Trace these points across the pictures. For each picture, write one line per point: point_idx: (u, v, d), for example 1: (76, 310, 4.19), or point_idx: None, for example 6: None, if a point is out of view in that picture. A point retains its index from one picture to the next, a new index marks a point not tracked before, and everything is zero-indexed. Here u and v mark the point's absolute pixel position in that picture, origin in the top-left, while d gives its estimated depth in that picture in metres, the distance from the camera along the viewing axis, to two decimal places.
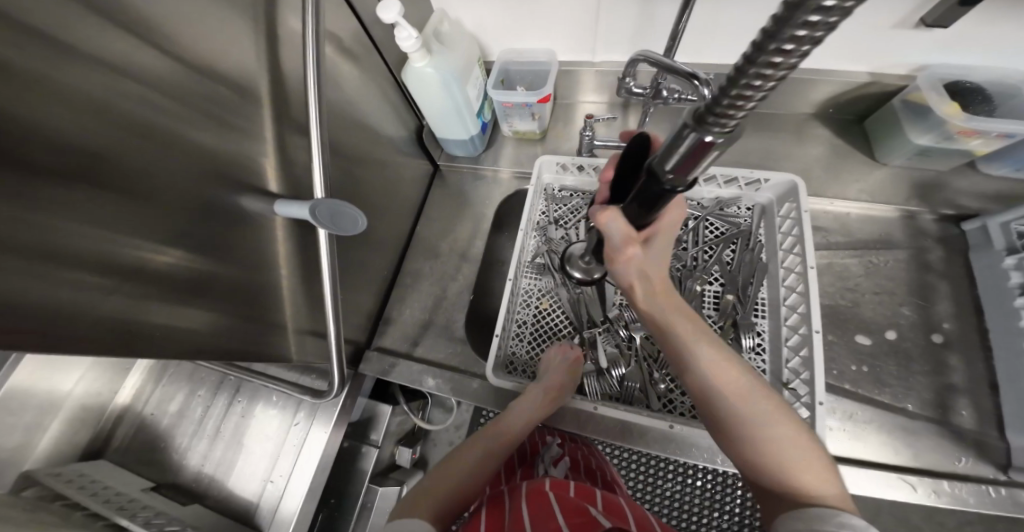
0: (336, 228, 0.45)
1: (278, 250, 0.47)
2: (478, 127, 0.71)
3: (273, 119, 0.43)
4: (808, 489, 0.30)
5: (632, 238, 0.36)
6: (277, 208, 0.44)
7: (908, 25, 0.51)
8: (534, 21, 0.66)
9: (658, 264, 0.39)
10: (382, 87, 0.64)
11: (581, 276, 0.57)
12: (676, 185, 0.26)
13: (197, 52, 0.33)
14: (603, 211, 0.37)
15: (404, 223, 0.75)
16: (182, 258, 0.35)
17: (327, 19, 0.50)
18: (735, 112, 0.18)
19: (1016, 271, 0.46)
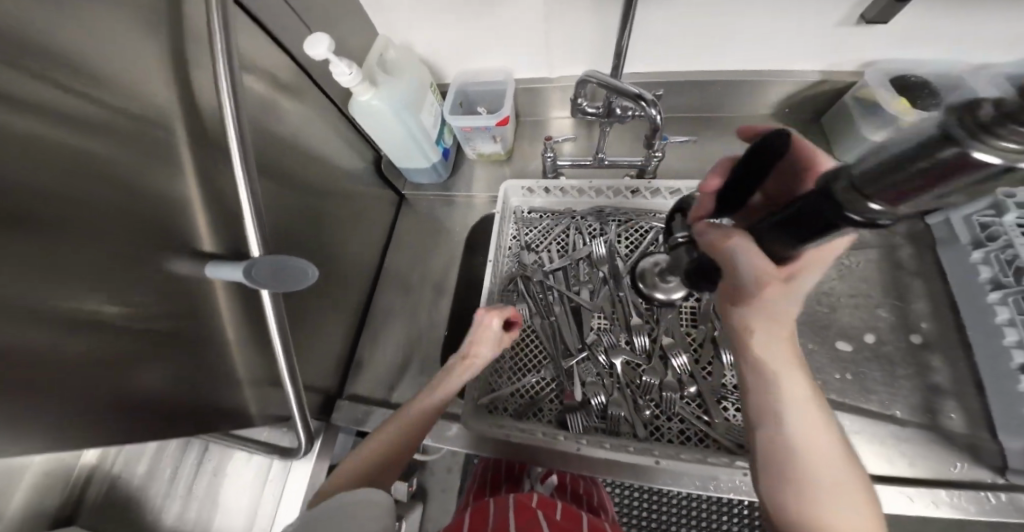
0: (280, 286, 0.42)
1: (224, 310, 0.43)
2: (439, 154, 0.68)
3: (201, 171, 0.39)
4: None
5: (770, 274, 0.28)
6: (209, 270, 0.40)
7: (851, 20, 0.51)
8: (486, 40, 0.64)
9: (790, 310, 0.29)
10: (330, 120, 0.61)
11: (661, 296, 0.55)
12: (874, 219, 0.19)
13: (126, 87, 0.31)
14: (728, 235, 0.30)
15: (372, 256, 0.71)
16: (132, 308, 0.33)
17: (255, 55, 0.46)
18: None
19: (985, 266, 0.47)
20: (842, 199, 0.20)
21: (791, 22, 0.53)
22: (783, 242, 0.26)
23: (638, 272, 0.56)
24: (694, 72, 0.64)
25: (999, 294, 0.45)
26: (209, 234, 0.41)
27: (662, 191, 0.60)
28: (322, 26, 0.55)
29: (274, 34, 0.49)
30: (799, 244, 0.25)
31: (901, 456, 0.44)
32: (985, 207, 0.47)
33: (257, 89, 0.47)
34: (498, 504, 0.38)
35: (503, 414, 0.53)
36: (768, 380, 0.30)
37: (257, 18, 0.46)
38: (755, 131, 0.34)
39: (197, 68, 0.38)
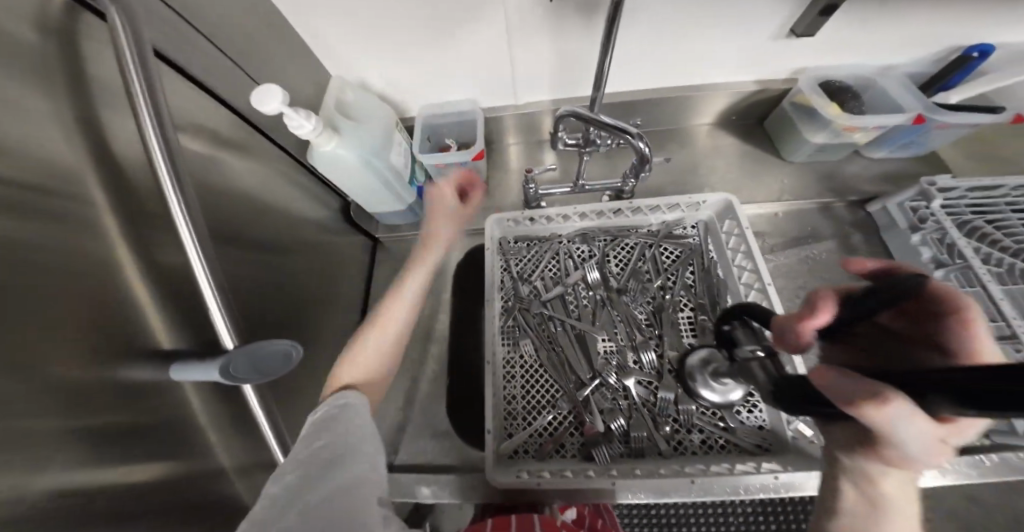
0: (265, 378, 0.35)
1: (200, 415, 0.37)
2: (414, 194, 0.64)
3: (143, 263, 0.33)
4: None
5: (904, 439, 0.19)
6: (175, 375, 0.33)
7: (782, 35, 0.56)
8: (445, 73, 0.62)
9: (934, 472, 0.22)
10: (285, 171, 0.54)
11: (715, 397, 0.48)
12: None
13: (19, 152, 0.25)
14: (843, 378, 0.21)
15: (349, 309, 0.65)
16: (66, 430, 0.26)
17: (185, 111, 0.40)
18: None
19: (925, 247, 0.54)
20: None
21: (731, 40, 0.57)
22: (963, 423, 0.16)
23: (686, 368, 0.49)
24: (653, 91, 0.67)
25: (941, 272, 0.51)
26: (163, 329, 0.34)
27: (640, 206, 0.62)
28: (263, 71, 0.50)
29: (213, 87, 0.43)
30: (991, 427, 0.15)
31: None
32: (913, 194, 0.55)
33: (201, 153, 0.41)
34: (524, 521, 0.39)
35: (527, 459, 0.50)
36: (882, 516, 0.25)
37: (188, 72, 0.40)
38: (867, 267, 0.27)
39: (118, 138, 0.32)
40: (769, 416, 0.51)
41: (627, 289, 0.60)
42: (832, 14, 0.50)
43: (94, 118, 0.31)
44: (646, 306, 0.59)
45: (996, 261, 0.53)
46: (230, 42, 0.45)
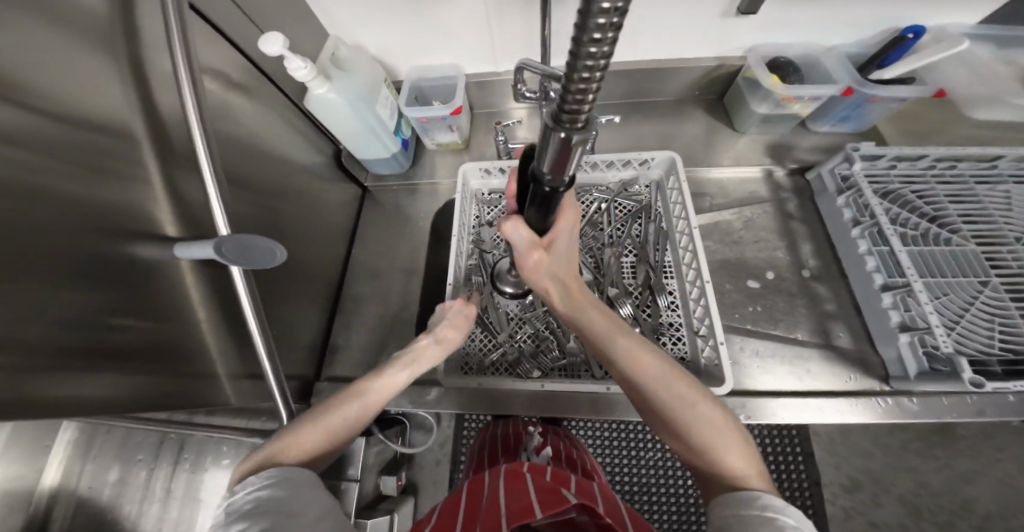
0: (246, 263, 0.43)
1: (194, 296, 0.45)
2: (398, 144, 0.72)
3: (161, 169, 0.41)
4: (727, 468, 0.33)
5: (534, 245, 0.38)
6: (178, 252, 0.41)
7: (730, 13, 0.62)
8: (432, 37, 0.70)
9: (565, 261, 0.42)
10: (285, 115, 0.62)
11: (513, 289, 0.61)
12: (554, 185, 0.27)
13: (83, 106, 0.33)
14: (505, 221, 0.38)
15: (337, 246, 0.73)
16: (97, 297, 0.35)
17: (207, 56, 0.47)
18: (583, 96, 0.19)
19: (847, 208, 0.60)
20: (536, 177, 0.28)
21: (687, 18, 0.63)
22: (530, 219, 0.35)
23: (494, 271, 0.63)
24: (619, 63, 0.73)
25: (859, 230, 0.58)
26: (173, 222, 0.42)
27: (599, 163, 0.68)
28: (270, 26, 0.57)
29: (230, 37, 0.51)
30: (544, 214, 0.33)
31: (809, 373, 0.56)
32: (840, 160, 0.61)
33: (214, 90, 0.48)
34: (492, 474, 0.41)
35: (477, 372, 0.58)
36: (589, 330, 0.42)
37: (211, 21, 0.48)
38: None
39: (152, 69, 0.40)
40: (690, 348, 0.55)
41: (581, 236, 0.66)
42: None
43: (139, 53, 0.38)
44: (595, 252, 0.65)
45: (914, 225, 0.60)
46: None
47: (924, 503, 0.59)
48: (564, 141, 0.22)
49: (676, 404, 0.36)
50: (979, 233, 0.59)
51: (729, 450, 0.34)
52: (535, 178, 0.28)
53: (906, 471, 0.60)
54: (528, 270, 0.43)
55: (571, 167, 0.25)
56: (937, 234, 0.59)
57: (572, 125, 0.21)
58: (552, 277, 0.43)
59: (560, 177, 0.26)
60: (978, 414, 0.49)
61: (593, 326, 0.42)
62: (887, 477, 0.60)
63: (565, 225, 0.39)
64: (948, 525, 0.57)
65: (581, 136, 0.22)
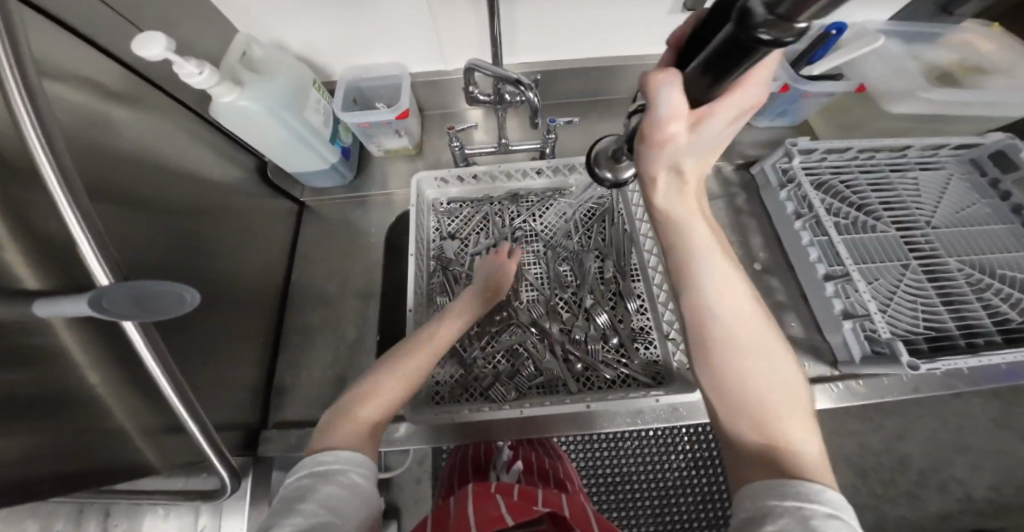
0: (151, 316, 0.35)
1: (78, 355, 0.37)
2: (337, 153, 0.65)
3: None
4: (786, 444, 0.30)
5: (684, 117, 0.26)
6: (39, 310, 0.32)
7: (677, 9, 0.62)
8: (369, 31, 0.62)
9: (695, 162, 0.30)
10: (182, 122, 0.52)
11: (612, 178, 0.43)
12: (775, 36, 0.19)
13: None
14: (660, 74, 0.26)
15: (275, 270, 0.65)
16: None
17: (50, 54, 0.37)
18: None
19: (789, 201, 0.64)
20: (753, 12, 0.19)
21: (638, 13, 0.63)
22: (712, 77, 0.24)
23: (590, 154, 0.43)
24: (573, 60, 0.71)
25: (801, 222, 0.62)
26: (33, 273, 0.34)
27: (561, 167, 0.66)
28: (159, 21, 0.48)
29: (81, 32, 0.40)
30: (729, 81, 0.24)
31: None
32: (781, 155, 0.65)
33: (80, 102, 0.38)
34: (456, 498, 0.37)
35: (452, 401, 0.54)
36: (681, 242, 0.34)
37: (48, 13, 0.37)
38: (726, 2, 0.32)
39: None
40: (662, 352, 0.56)
41: (548, 245, 0.66)
42: None
43: None
44: (567, 259, 0.64)
45: (845, 214, 0.64)
46: None
47: (867, 462, 0.64)
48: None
49: (748, 353, 0.33)
50: (898, 219, 0.66)
51: (785, 415, 0.31)
52: (751, 17, 0.19)
53: (851, 436, 0.66)
54: (648, 146, 0.29)
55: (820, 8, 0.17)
56: (864, 222, 0.64)
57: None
58: (668, 170, 0.30)
59: (793, 20, 0.18)
60: (913, 390, 0.56)
61: (691, 240, 0.34)
62: (834, 444, 0.65)
63: (736, 106, 0.27)
64: (890, 483, 0.63)
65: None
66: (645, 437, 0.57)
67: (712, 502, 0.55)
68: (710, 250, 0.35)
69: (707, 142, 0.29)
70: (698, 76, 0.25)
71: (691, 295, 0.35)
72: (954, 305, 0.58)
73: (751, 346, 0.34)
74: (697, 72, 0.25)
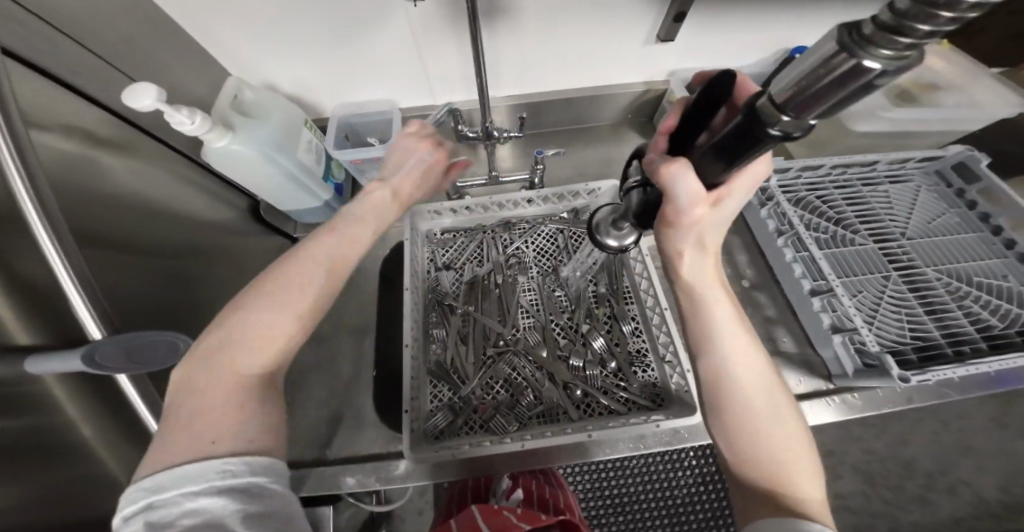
0: (139, 367, 0.36)
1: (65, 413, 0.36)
2: (331, 191, 0.66)
3: None
4: (793, 493, 0.32)
5: (702, 199, 0.30)
6: (30, 367, 0.33)
7: (652, 39, 0.66)
8: (358, 70, 0.64)
9: (716, 235, 0.34)
10: (174, 169, 0.52)
11: (616, 245, 0.47)
12: (786, 131, 0.20)
13: None
14: (669, 161, 0.30)
15: None
16: None
17: (43, 108, 0.37)
18: (894, 42, 0.14)
19: (771, 219, 0.66)
20: (761, 114, 0.21)
21: (612, 45, 0.66)
22: (723, 166, 0.27)
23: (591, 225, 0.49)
24: (555, 92, 0.74)
25: (783, 239, 0.64)
26: (24, 328, 0.34)
27: (551, 196, 0.68)
28: (153, 70, 0.49)
29: (76, 85, 0.41)
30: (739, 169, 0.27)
31: None
32: (759, 176, 0.68)
33: (71, 152, 0.39)
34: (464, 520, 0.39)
35: (452, 437, 0.53)
36: (700, 307, 0.37)
37: (48, 72, 0.38)
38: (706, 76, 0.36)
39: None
40: (660, 375, 0.56)
41: (541, 271, 0.67)
42: (683, 20, 0.60)
43: None
44: (563, 285, 0.65)
45: (824, 230, 0.67)
46: (104, 40, 0.44)
47: (874, 468, 0.65)
48: (867, 71, 0.15)
49: (759, 409, 0.35)
50: (875, 232, 0.69)
51: (794, 469, 0.33)
52: (758, 117, 0.22)
53: (852, 444, 0.66)
54: (675, 228, 0.33)
55: (824, 112, 0.19)
56: (843, 235, 0.67)
57: (893, 52, 0.15)
58: (695, 243, 0.34)
59: (804, 121, 0.20)
60: (906, 400, 0.57)
61: (708, 305, 0.36)
62: (842, 451, 0.67)
63: (748, 179, 0.30)
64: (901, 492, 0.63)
65: (893, 66, 0.16)
66: (650, 457, 0.57)
67: (719, 520, 0.55)
68: (730, 320, 0.36)
69: (726, 216, 0.32)
70: (706, 165, 0.28)
71: (707, 363, 0.37)
72: (937, 314, 0.61)
73: (761, 401, 0.35)
74: (706, 161, 0.28)
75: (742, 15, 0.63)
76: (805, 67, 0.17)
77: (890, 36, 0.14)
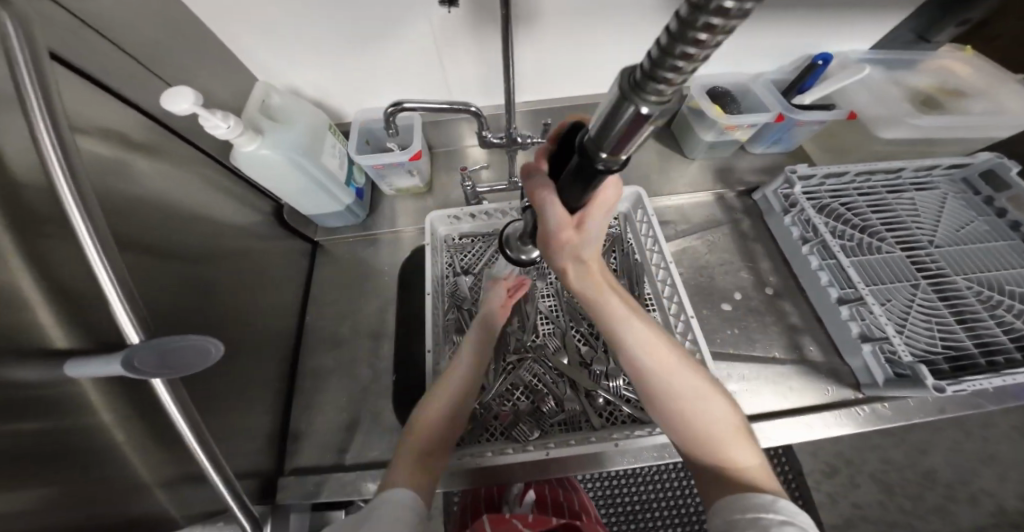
0: (173, 374, 0.35)
1: (98, 415, 0.36)
2: (352, 195, 0.67)
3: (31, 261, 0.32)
4: (738, 468, 0.35)
5: (568, 223, 0.33)
6: (71, 371, 0.33)
7: None
8: (380, 77, 0.65)
9: (591, 247, 0.37)
10: (203, 173, 0.53)
11: (524, 258, 0.53)
12: (608, 165, 0.24)
13: None
14: (536, 190, 0.32)
15: (289, 310, 0.65)
16: None
17: (86, 112, 0.38)
18: (661, 87, 0.17)
19: (794, 226, 0.66)
20: (589, 151, 0.24)
21: (632, 52, 0.66)
22: (574, 197, 0.29)
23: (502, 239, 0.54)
24: (574, 98, 0.74)
25: (808, 247, 0.63)
26: (63, 332, 0.34)
27: None
28: (185, 77, 0.50)
29: (116, 89, 0.42)
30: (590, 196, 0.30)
31: (790, 390, 0.59)
32: (782, 182, 0.67)
33: (107, 156, 0.39)
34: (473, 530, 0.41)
35: (472, 443, 0.53)
36: (604, 312, 0.40)
37: (91, 75, 0.39)
38: None
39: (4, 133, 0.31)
40: None
41: (559, 276, 0.67)
42: None
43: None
44: None
45: (850, 237, 0.66)
46: (141, 48, 0.45)
47: None
48: (643, 113, 0.18)
49: (684, 393, 0.38)
50: (902, 239, 0.67)
51: (732, 441, 0.36)
52: (585, 154, 0.24)
53: None
54: (553, 245, 0.36)
55: (631, 147, 0.22)
56: (869, 243, 0.66)
57: (656, 98, 0.18)
58: (576, 259, 0.38)
59: (618, 155, 0.23)
60: (940, 410, 0.55)
61: (613, 309, 0.40)
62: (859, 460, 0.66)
63: (603, 204, 0.33)
64: None
65: (662, 109, 0.19)
66: (663, 464, 0.58)
67: None
68: (630, 314, 0.40)
69: (596, 234, 0.36)
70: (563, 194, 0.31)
71: (625, 357, 0.40)
72: (968, 324, 0.59)
73: (682, 385, 0.38)
74: (560, 195, 0.30)
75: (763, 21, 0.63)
76: (606, 110, 0.21)
77: (654, 83, 0.17)
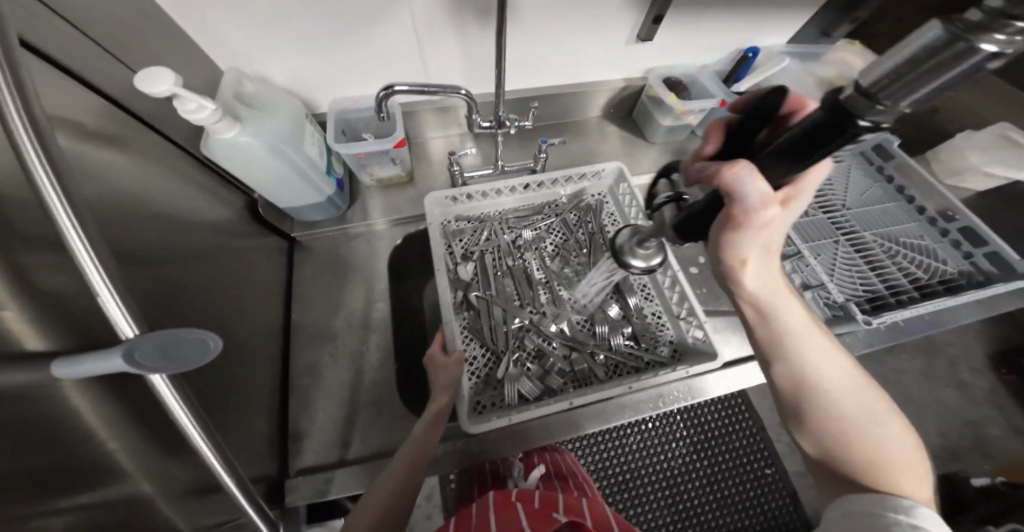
0: (179, 367, 0.28)
1: (93, 416, 0.33)
2: (333, 186, 0.65)
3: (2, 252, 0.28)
4: (891, 479, 0.36)
5: (770, 198, 0.31)
6: (56, 371, 0.27)
7: (631, 39, 0.72)
8: (358, 65, 0.64)
9: (779, 233, 0.36)
10: (168, 163, 0.49)
11: (641, 266, 0.56)
12: (877, 120, 0.22)
13: None
14: (737, 166, 0.30)
15: (273, 308, 0.62)
16: None
17: (46, 95, 0.34)
18: (1006, 27, 0.16)
19: None
20: (849, 107, 0.23)
21: (598, 44, 0.72)
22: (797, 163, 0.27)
23: (616, 248, 0.55)
24: (546, 87, 0.78)
25: None
26: (44, 333, 0.30)
27: (557, 180, 0.72)
28: (146, 59, 0.47)
29: (71, 69, 0.38)
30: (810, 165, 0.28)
31: None
32: None
33: (85, 152, 0.37)
34: (479, 504, 0.41)
35: (490, 410, 0.55)
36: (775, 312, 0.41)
37: (43, 53, 0.35)
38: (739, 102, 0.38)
39: None
40: (675, 332, 0.62)
41: (551, 250, 0.71)
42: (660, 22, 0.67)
43: None
44: (575, 260, 0.69)
45: None
46: (96, 27, 0.41)
47: None
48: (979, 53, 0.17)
49: (852, 404, 0.40)
50: (825, 204, 0.80)
51: (892, 462, 0.37)
52: (844, 109, 0.23)
53: None
54: (742, 229, 0.33)
55: (915, 102, 0.20)
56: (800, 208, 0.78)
57: (1012, 34, 0.16)
58: (760, 249, 0.36)
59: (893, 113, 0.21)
60: (868, 346, 0.67)
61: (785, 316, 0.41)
62: None
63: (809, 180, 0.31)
64: None
65: (996, 57, 0.17)
66: (646, 431, 0.62)
67: (716, 484, 0.60)
68: (806, 327, 0.41)
69: (789, 218, 0.34)
70: (771, 164, 0.29)
71: (785, 365, 0.42)
72: (879, 271, 0.72)
73: (847, 392, 0.40)
74: (770, 162, 0.29)
75: (708, 18, 0.71)
76: (907, 53, 0.19)
77: (1004, 20, 0.16)
